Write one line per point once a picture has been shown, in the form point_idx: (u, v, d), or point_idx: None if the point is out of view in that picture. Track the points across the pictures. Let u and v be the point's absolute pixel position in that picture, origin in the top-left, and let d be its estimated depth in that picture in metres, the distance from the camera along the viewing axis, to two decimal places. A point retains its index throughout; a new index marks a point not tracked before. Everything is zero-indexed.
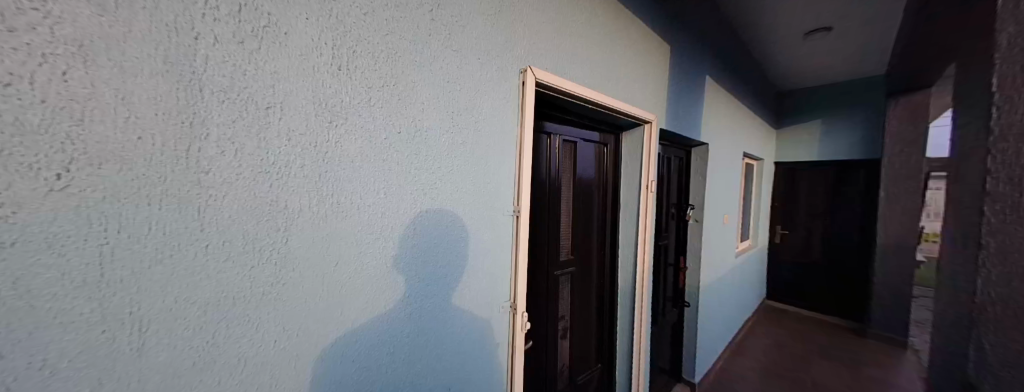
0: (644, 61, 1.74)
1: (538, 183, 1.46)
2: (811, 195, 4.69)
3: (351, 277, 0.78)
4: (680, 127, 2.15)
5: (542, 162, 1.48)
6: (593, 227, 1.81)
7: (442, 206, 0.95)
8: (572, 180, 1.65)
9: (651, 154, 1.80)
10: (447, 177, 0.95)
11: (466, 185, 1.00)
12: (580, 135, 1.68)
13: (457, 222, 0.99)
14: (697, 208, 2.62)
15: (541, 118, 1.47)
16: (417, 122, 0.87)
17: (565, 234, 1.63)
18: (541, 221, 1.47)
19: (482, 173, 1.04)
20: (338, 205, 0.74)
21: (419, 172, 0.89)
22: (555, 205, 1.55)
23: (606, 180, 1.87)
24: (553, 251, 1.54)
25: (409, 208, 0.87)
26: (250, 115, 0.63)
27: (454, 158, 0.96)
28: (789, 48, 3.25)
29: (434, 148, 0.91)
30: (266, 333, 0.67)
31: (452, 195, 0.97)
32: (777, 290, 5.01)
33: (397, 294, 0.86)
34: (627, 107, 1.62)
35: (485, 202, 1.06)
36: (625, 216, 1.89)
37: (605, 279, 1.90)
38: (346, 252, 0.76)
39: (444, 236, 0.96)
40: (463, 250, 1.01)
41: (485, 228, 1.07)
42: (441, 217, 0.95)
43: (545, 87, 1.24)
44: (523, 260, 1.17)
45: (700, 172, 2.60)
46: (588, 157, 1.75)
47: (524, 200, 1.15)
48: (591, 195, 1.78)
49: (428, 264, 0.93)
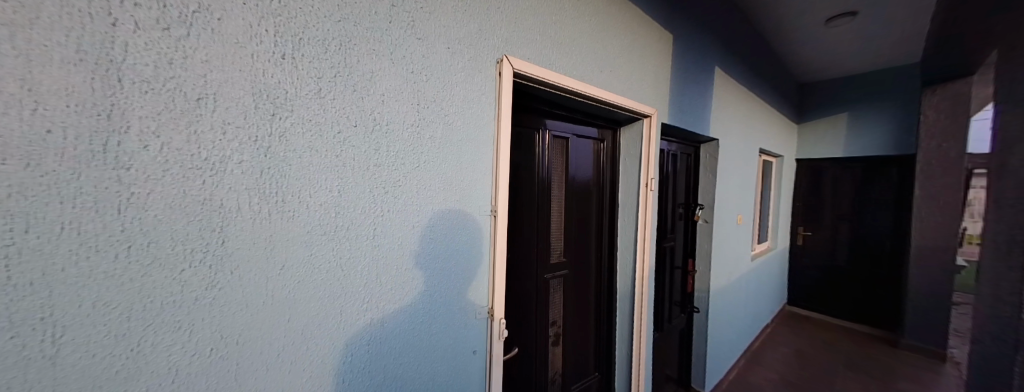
0: (643, 50, 1.64)
1: (524, 181, 1.38)
2: (837, 194, 4.39)
3: (298, 282, 0.72)
4: (686, 122, 2.02)
5: (530, 160, 1.41)
6: (590, 228, 1.71)
7: (406, 206, 0.88)
8: (565, 179, 1.57)
9: (651, 150, 1.67)
10: (413, 174, 0.88)
11: (434, 182, 0.93)
12: (574, 132, 1.59)
13: (425, 221, 0.92)
14: (707, 208, 2.47)
15: (530, 114, 1.39)
16: (375, 115, 0.81)
17: (558, 235, 1.55)
18: (527, 221, 1.39)
19: (453, 169, 0.97)
20: (284, 204, 0.69)
21: (380, 169, 0.82)
22: (545, 206, 1.47)
23: (604, 178, 1.76)
24: (543, 253, 1.47)
25: (367, 206, 0.81)
26: (177, 107, 0.59)
27: (421, 152, 0.90)
28: (810, 36, 3.03)
29: (397, 142, 0.85)
30: (201, 340, 0.62)
31: (417, 193, 0.90)
32: (799, 295, 4.72)
33: (354, 300, 0.80)
34: (623, 99, 1.51)
35: (457, 199, 0.99)
36: (624, 216, 1.77)
37: (602, 282, 1.80)
38: (292, 256, 0.71)
39: (409, 237, 0.89)
40: (433, 252, 0.95)
41: (458, 227, 1.00)
42: (406, 217, 0.88)
43: (527, 80, 1.16)
44: (500, 264, 1.09)
45: (710, 169, 2.45)
46: (584, 155, 1.65)
47: (501, 199, 1.08)
48: (587, 194, 1.68)
49: (393, 266, 0.86)
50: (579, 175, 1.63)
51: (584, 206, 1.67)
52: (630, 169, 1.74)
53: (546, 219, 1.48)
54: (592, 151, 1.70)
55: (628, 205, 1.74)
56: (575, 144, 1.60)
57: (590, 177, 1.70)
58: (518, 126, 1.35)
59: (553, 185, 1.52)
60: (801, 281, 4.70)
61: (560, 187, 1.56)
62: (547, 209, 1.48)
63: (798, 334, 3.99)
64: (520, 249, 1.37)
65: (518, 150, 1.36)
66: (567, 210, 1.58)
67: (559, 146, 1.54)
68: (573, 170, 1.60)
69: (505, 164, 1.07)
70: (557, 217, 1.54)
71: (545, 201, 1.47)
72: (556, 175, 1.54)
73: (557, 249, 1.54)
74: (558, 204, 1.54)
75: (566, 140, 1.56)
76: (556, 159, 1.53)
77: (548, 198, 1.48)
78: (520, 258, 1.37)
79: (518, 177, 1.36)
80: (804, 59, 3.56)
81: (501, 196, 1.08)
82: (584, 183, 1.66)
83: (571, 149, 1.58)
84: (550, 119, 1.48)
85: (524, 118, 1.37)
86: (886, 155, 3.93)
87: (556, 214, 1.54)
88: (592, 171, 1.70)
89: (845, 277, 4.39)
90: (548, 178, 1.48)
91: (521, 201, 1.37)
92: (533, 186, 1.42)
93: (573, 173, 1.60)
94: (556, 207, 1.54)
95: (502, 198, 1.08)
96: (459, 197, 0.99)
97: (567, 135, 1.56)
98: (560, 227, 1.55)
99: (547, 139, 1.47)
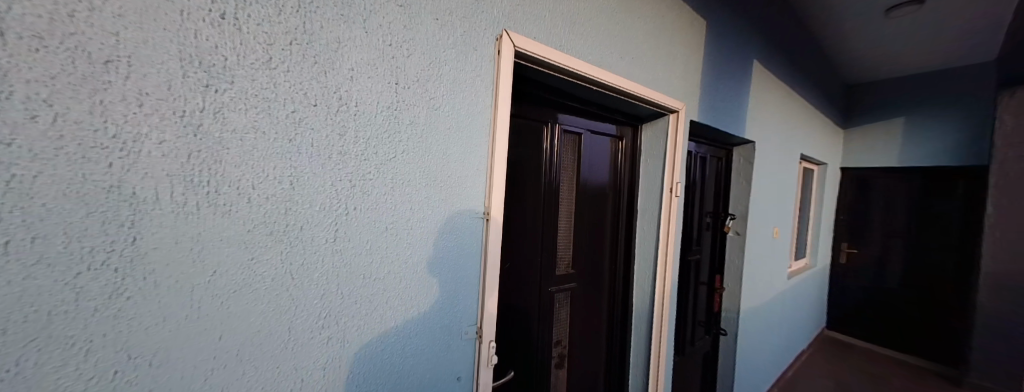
0: (671, 36, 1.44)
1: (528, 181, 1.22)
2: (888, 208, 3.92)
3: (235, 291, 0.59)
4: (718, 120, 1.79)
5: (536, 157, 1.24)
6: (604, 237, 1.52)
7: (378, 203, 0.73)
8: (577, 181, 1.39)
9: (677, 152, 1.46)
10: (387, 167, 0.74)
11: (414, 177, 0.78)
12: (589, 128, 1.41)
13: (401, 224, 0.77)
14: (739, 218, 2.20)
15: (538, 105, 1.23)
16: (342, 93, 0.67)
17: (566, 244, 1.37)
18: (528, 225, 1.22)
19: (439, 162, 0.82)
20: (217, 197, 0.56)
21: (345, 159, 0.68)
22: (552, 210, 1.30)
23: (622, 181, 1.57)
24: (548, 264, 1.30)
25: (328, 204, 0.66)
26: (77, 70, 0.46)
27: (399, 141, 0.75)
28: (864, 28, 2.69)
29: (367, 127, 0.71)
30: (101, 361, 0.50)
31: (392, 190, 0.75)
32: (840, 318, 4.25)
33: (306, 316, 0.66)
34: (648, 91, 1.31)
35: (442, 199, 0.84)
36: (643, 224, 1.56)
37: (617, 298, 1.59)
38: (227, 260, 0.58)
39: (381, 241, 0.74)
40: (412, 260, 0.79)
41: (444, 230, 0.85)
42: (377, 217, 0.73)
43: (533, 63, 1.00)
44: (492, 277, 0.93)
45: (744, 175, 2.19)
46: (599, 154, 1.47)
47: (496, 201, 0.92)
48: (601, 198, 1.49)
49: (359, 276, 0.71)
50: (593, 176, 1.45)
51: (598, 211, 1.48)
52: (652, 172, 1.53)
53: (553, 225, 1.31)
54: (609, 151, 1.51)
55: (649, 213, 1.54)
56: (590, 142, 1.42)
57: (606, 179, 1.51)
58: (523, 118, 1.19)
59: (563, 187, 1.35)
60: (842, 303, 4.23)
61: (571, 190, 1.38)
62: (554, 213, 1.31)
63: (839, 363, 3.58)
64: (521, 257, 1.20)
65: (522, 146, 1.20)
66: (578, 216, 1.41)
67: (571, 143, 1.37)
68: (587, 171, 1.42)
69: (501, 159, 0.91)
70: (566, 224, 1.36)
71: (552, 205, 1.30)
72: (567, 175, 1.36)
73: (565, 259, 1.36)
74: (568, 209, 1.37)
75: (580, 136, 1.39)
76: (567, 158, 1.36)
77: (555, 202, 1.31)
78: (521, 268, 1.21)
79: (522, 177, 1.20)
80: (854, 55, 3.18)
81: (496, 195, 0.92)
82: (599, 185, 1.48)
83: (585, 147, 1.41)
84: (562, 112, 1.31)
85: (531, 110, 1.21)
86: (952, 166, 3.45)
87: (564, 220, 1.36)
88: (608, 173, 1.51)
89: (896, 301, 3.90)
90: (557, 178, 1.31)
91: (524, 204, 1.21)
92: (539, 187, 1.25)
93: (586, 174, 1.42)
94: (564, 211, 1.36)
95: (497, 198, 0.93)
96: (445, 197, 0.84)
97: (580, 132, 1.39)
98: (569, 234, 1.38)
99: (558, 135, 1.30)
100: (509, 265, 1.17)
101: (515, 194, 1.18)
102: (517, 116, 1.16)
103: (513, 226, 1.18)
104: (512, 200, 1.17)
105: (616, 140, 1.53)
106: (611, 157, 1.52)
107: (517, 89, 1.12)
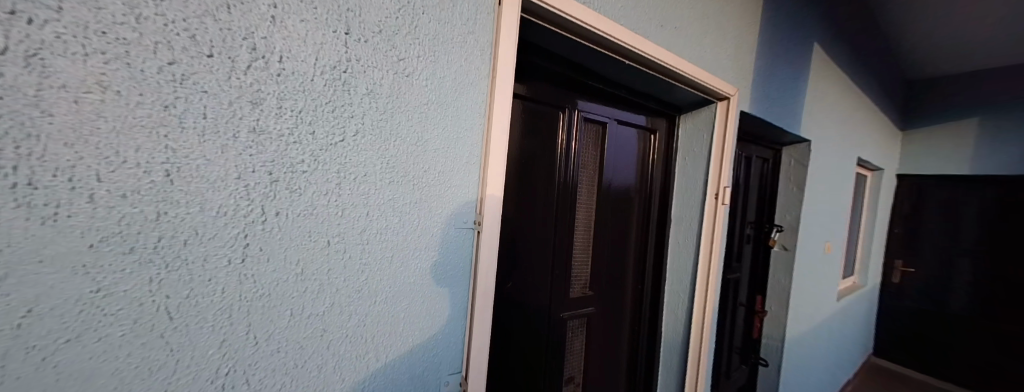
0: (723, 6, 1.15)
1: (537, 182, 0.97)
2: (954, 223, 3.41)
3: (71, 340, 0.37)
4: (772, 114, 1.47)
5: (549, 152, 0.99)
6: (630, 251, 1.24)
7: (315, 209, 0.49)
8: (598, 181, 1.13)
9: (727, 150, 1.15)
10: (327, 156, 0.50)
11: (371, 171, 0.54)
12: (615, 118, 1.14)
13: (347, 238, 0.52)
14: (788, 231, 1.87)
15: (552, 87, 0.97)
16: (258, 45, 0.44)
17: (582, 259, 1.12)
18: (535, 237, 0.98)
19: (411, 152, 0.57)
20: (32, 192, 0.34)
21: (259, 142, 0.45)
22: (567, 217, 1.05)
23: (654, 184, 1.28)
24: (560, 284, 1.05)
25: (225, 206, 0.44)
26: None
27: (347, 119, 0.51)
28: (945, 11, 2.27)
29: (294, 96, 0.47)
30: None
31: (335, 190, 0.51)
32: (891, 344, 3.80)
33: (195, 371, 0.44)
34: (701, 74, 1.02)
35: (415, 204, 0.59)
36: (677, 237, 1.28)
37: (643, 326, 1.31)
38: (50, 294, 0.36)
39: (316, 266, 0.50)
40: (369, 289, 0.55)
41: (418, 248, 0.60)
42: (311, 229, 0.49)
43: (546, 25, 0.73)
44: (486, 312, 0.68)
45: (796, 180, 1.85)
46: (627, 151, 1.20)
47: (492, 208, 0.66)
48: (628, 204, 1.22)
49: (280, 315, 0.48)
50: (618, 178, 1.18)
51: (624, 219, 1.21)
52: (693, 174, 1.23)
53: (568, 236, 1.05)
54: (638, 146, 1.23)
55: (688, 224, 1.24)
56: (616, 136, 1.16)
57: (633, 181, 1.23)
58: (533, 102, 0.95)
59: (580, 190, 1.09)
60: (894, 328, 3.79)
61: (592, 192, 1.12)
62: (570, 221, 1.05)
63: None
64: (524, 276, 0.96)
65: (530, 137, 0.95)
66: (598, 225, 1.14)
67: (592, 136, 1.11)
68: (611, 171, 1.15)
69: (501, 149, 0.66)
70: (582, 234, 1.11)
71: (567, 212, 1.04)
72: (585, 175, 1.10)
73: (580, 278, 1.11)
74: (585, 216, 1.11)
75: (604, 128, 1.13)
76: (587, 153, 1.10)
77: (572, 207, 1.06)
78: (526, 289, 0.97)
79: (529, 176, 0.95)
80: (925, 46, 2.74)
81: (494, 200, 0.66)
82: (625, 188, 1.21)
83: (609, 141, 1.14)
84: (583, 97, 1.05)
85: (543, 92, 0.96)
86: None
87: (581, 230, 1.11)
88: (637, 173, 1.24)
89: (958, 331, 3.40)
90: (574, 179, 1.06)
91: (530, 210, 0.96)
92: (550, 190, 1.00)
93: (611, 175, 1.16)
94: (582, 219, 1.11)
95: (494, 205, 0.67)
96: (418, 200, 0.59)
97: (605, 122, 1.12)
98: (586, 247, 1.12)
99: (576, 124, 1.05)
100: (509, 284, 0.93)
101: (518, 196, 0.94)
102: (523, 98, 0.92)
103: (515, 236, 0.94)
104: (515, 205, 0.93)
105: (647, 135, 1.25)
106: (642, 155, 1.24)
107: (525, 63, 0.87)
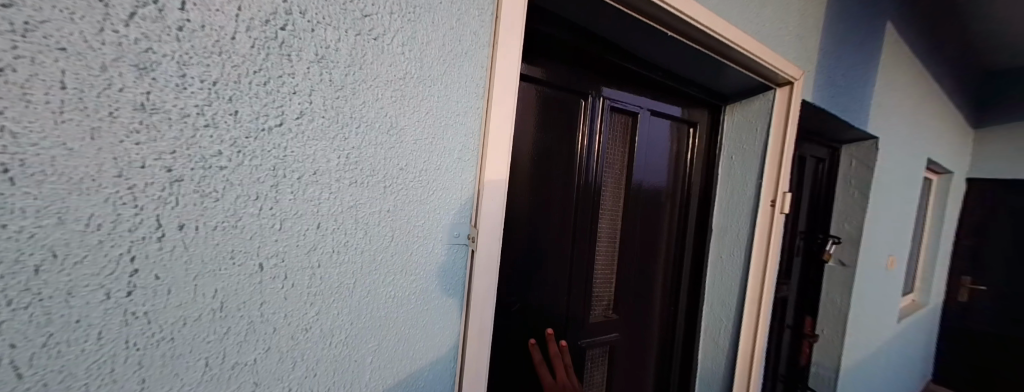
0: None
1: (551, 181, 0.81)
2: None
3: None
4: (836, 105, 1.23)
5: (567, 145, 0.83)
6: (663, 265, 1.05)
7: (247, 223, 0.35)
8: (625, 181, 0.95)
9: (790, 145, 0.91)
10: (256, 146, 0.35)
11: (322, 168, 0.39)
12: (646, 108, 0.95)
13: (287, 259, 0.38)
14: (847, 243, 1.60)
15: (569, 69, 0.80)
16: None
17: (605, 273, 0.94)
18: (549, 248, 0.82)
19: (381, 144, 0.42)
20: None
21: (151, 124, 0.31)
22: (589, 224, 0.88)
23: (692, 188, 1.06)
24: (578, 303, 0.88)
25: (105, 216, 0.30)
26: None
27: (287, 97, 0.36)
28: None
29: (205, 61, 0.33)
30: None
31: (267, 194, 0.36)
32: (954, 372, 3.35)
33: None
34: (761, 49, 0.80)
35: (387, 213, 0.43)
36: (724, 255, 1.03)
37: (677, 357, 1.10)
38: None
39: (243, 298, 0.36)
40: (319, 328, 0.40)
41: (393, 271, 0.44)
42: (235, 249, 0.35)
43: None
44: (483, 359, 0.51)
45: (859, 184, 1.58)
46: (659, 148, 1.00)
47: (492, 222, 0.49)
48: (662, 210, 1.03)
49: (190, 367, 0.35)
50: (649, 180, 0.99)
51: (657, 227, 1.02)
52: (744, 176, 0.99)
53: (589, 247, 0.88)
54: (672, 142, 1.02)
55: (737, 238, 1.00)
56: (648, 130, 0.97)
57: (666, 183, 1.03)
58: (548, 86, 0.78)
59: (603, 192, 0.91)
60: (957, 355, 3.32)
61: (618, 195, 0.95)
62: (592, 229, 0.88)
63: None
64: (533, 293, 0.80)
65: (542, 127, 0.79)
66: (623, 234, 0.96)
67: (619, 128, 0.93)
68: (640, 171, 0.96)
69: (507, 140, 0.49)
70: (604, 244, 0.93)
71: (586, 217, 0.87)
72: (609, 174, 0.92)
73: (601, 294, 0.94)
74: (609, 222, 0.94)
75: (634, 120, 0.95)
76: (611, 148, 0.92)
77: (595, 213, 0.89)
78: (539, 307, 0.81)
79: (542, 174, 0.79)
80: None
81: (494, 208, 0.49)
82: (657, 190, 1.01)
83: (639, 135, 0.95)
84: (607, 82, 0.87)
85: (559, 75, 0.79)
86: None
87: (604, 239, 0.93)
88: (673, 174, 1.04)
89: None
90: (598, 179, 0.88)
91: (543, 215, 0.80)
92: (567, 190, 0.83)
93: (641, 175, 0.97)
94: (605, 227, 0.93)
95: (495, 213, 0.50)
96: (391, 209, 0.44)
97: (635, 113, 0.94)
98: (610, 259, 0.95)
99: (601, 113, 0.87)
100: (515, 302, 0.78)
101: (528, 198, 0.78)
102: (533, 81, 0.75)
103: (524, 246, 0.78)
104: (525, 208, 0.77)
105: (684, 129, 1.04)
106: (677, 153, 1.03)
107: (537, 37, 0.70)
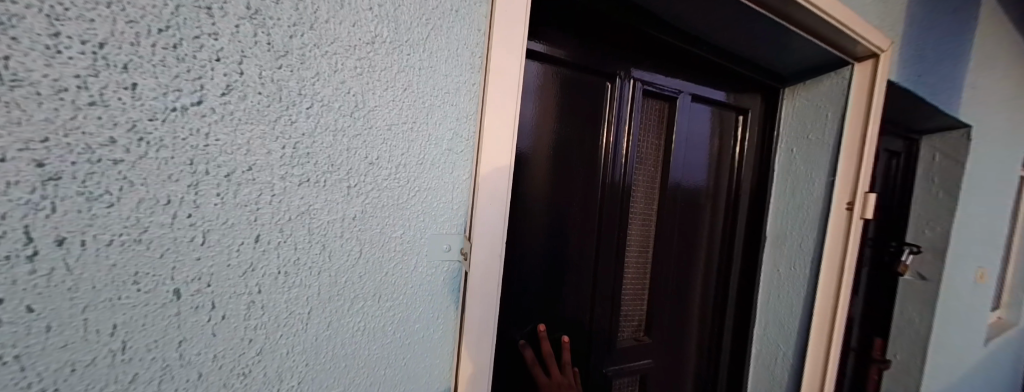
0: None
1: (571, 179, 0.68)
2: None
3: None
4: (925, 90, 1.01)
5: (591, 136, 0.70)
6: (705, 278, 0.89)
7: (154, 236, 0.27)
8: (660, 180, 0.81)
9: (874, 135, 0.73)
10: (166, 133, 0.26)
11: (258, 162, 0.29)
12: (685, 93, 0.80)
13: (214, 284, 0.28)
14: (929, 255, 1.34)
15: (593, 44, 0.67)
16: None
17: (635, 286, 0.81)
18: (563, 251, 0.69)
19: (339, 131, 0.31)
20: None
21: (10, 100, 0.22)
22: (616, 229, 0.74)
23: (742, 188, 0.89)
24: (603, 321, 0.74)
25: None
26: None
27: (207, 65, 0.27)
28: None
29: (86, 12, 0.23)
30: None
31: (182, 198, 0.27)
32: None
33: None
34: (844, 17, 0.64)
35: (351, 221, 0.33)
36: (778, 268, 0.85)
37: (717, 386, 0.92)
38: None
39: (154, 337, 0.27)
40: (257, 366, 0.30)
41: (363, 297, 0.34)
42: (145, 269, 0.27)
43: None
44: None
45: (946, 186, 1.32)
46: (701, 141, 0.84)
47: (492, 228, 0.38)
48: (705, 213, 0.87)
49: None
50: (688, 178, 0.84)
51: (698, 234, 0.87)
52: (811, 175, 0.81)
53: (616, 256, 0.75)
54: (717, 135, 0.86)
55: (801, 249, 0.82)
56: (688, 119, 0.82)
57: (709, 181, 0.87)
58: (568, 67, 0.66)
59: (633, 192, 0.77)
60: None
61: (651, 195, 0.80)
62: (620, 236, 0.75)
63: None
64: (549, 309, 0.68)
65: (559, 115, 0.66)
66: (658, 241, 0.81)
67: (653, 118, 0.79)
68: (678, 167, 0.81)
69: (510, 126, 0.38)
70: (634, 253, 0.79)
71: (613, 222, 0.73)
72: (640, 171, 0.78)
73: (630, 311, 0.80)
74: (641, 228, 0.80)
75: (670, 108, 0.80)
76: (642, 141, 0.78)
77: (624, 216, 0.75)
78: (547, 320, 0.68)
79: (561, 169, 0.67)
80: None
81: (493, 214, 0.38)
82: (698, 189, 0.85)
83: (677, 126, 0.80)
84: (638, 62, 0.73)
85: (580, 51, 0.66)
86: None
87: (634, 247, 0.79)
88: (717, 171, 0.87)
89: None
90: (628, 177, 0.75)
91: (561, 218, 0.68)
92: (591, 190, 0.71)
93: (679, 172, 0.82)
94: (636, 233, 0.79)
95: (495, 221, 0.38)
96: (356, 217, 0.33)
97: (672, 99, 0.79)
98: (642, 270, 0.81)
99: (632, 99, 0.73)
100: (528, 320, 0.66)
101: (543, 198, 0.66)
102: (547, 59, 0.62)
103: (538, 254, 0.66)
104: (540, 211, 0.65)
105: (730, 119, 0.87)
106: (723, 147, 0.87)
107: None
